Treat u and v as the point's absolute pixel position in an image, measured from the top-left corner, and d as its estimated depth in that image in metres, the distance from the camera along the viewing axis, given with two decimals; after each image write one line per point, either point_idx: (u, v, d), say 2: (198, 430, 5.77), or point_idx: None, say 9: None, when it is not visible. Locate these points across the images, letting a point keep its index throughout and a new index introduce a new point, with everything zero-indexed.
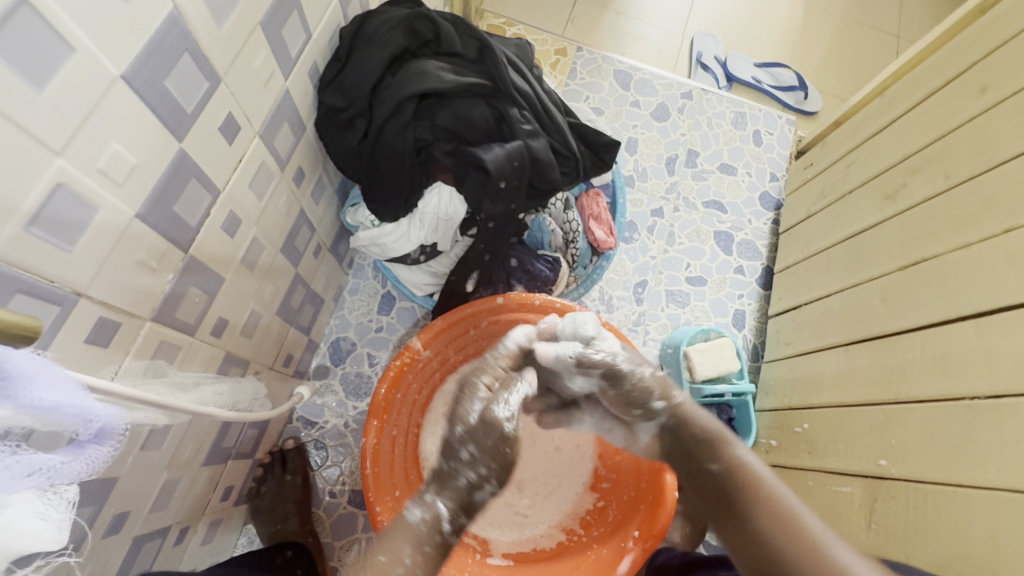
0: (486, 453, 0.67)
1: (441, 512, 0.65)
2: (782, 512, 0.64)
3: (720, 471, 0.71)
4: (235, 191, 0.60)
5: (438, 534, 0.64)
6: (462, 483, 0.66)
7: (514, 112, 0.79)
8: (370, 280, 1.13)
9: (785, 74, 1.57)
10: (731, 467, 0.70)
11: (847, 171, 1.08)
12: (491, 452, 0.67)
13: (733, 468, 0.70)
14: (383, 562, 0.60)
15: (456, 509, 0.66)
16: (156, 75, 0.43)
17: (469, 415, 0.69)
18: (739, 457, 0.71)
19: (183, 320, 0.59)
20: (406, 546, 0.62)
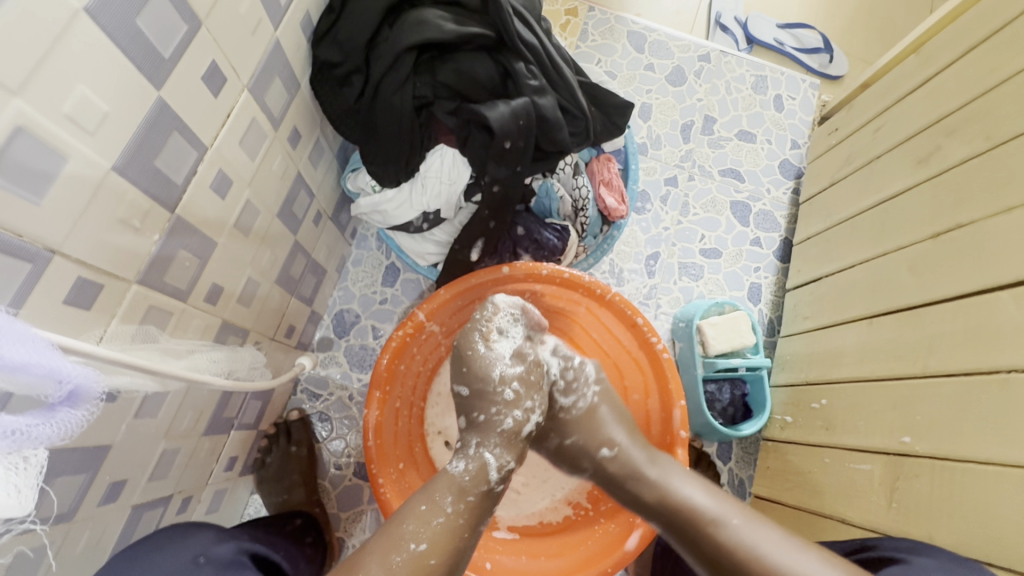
0: (527, 386, 0.72)
1: (488, 461, 0.67)
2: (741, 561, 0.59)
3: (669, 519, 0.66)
4: (224, 149, 0.57)
5: (485, 483, 0.65)
6: (506, 425, 0.69)
7: (520, 67, 0.74)
8: (374, 250, 1.11)
9: (809, 35, 1.49)
10: (670, 505, 0.65)
11: (875, 135, 1.02)
12: (527, 383, 0.73)
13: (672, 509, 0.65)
14: (424, 511, 0.60)
15: (503, 455, 0.68)
16: (125, 12, 0.39)
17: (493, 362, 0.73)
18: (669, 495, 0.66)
19: (174, 285, 0.56)
20: (448, 496, 0.62)
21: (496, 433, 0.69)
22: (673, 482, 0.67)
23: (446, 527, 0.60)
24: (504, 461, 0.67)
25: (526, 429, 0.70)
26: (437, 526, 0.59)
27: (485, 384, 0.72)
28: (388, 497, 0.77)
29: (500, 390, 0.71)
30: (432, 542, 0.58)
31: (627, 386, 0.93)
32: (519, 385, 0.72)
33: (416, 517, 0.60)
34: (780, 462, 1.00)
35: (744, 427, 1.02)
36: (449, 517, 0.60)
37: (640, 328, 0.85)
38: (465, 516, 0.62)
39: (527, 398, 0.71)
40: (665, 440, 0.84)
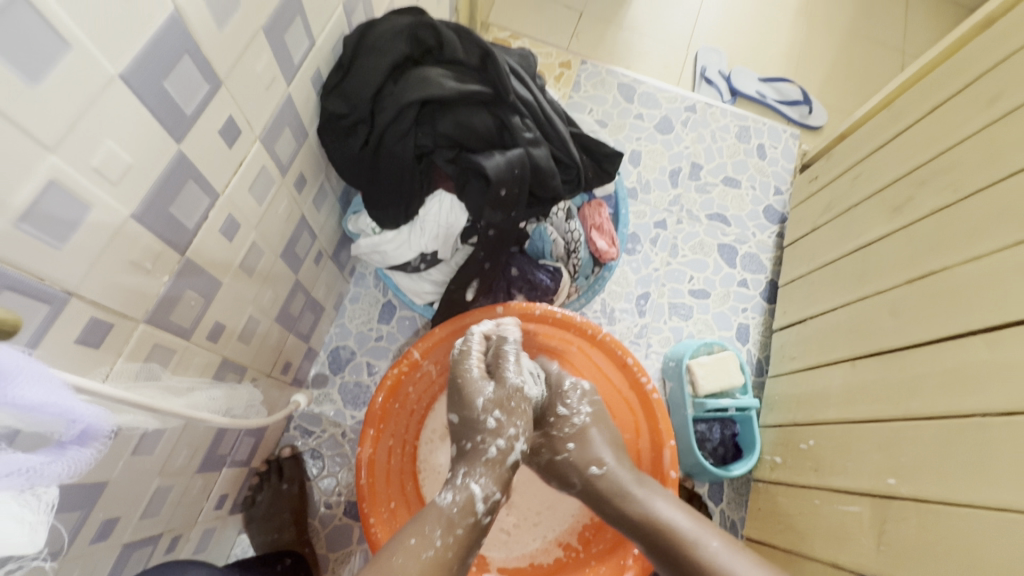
0: (509, 414, 0.72)
1: (475, 491, 0.66)
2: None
3: (654, 544, 0.66)
4: (235, 195, 0.60)
5: (472, 515, 0.64)
6: (491, 452, 0.70)
7: (516, 120, 0.79)
8: (371, 288, 1.13)
9: (789, 88, 1.58)
10: (659, 535, 0.65)
11: (852, 184, 1.07)
12: (510, 411, 0.73)
13: (661, 540, 0.65)
14: (414, 543, 0.59)
15: (490, 485, 0.67)
16: (153, 75, 0.43)
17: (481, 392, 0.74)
18: (646, 515, 0.67)
19: (179, 323, 0.58)
20: (437, 528, 0.61)
21: (483, 461, 0.69)
22: (656, 506, 0.68)
23: (437, 558, 0.59)
24: (493, 491, 0.67)
25: (510, 457, 0.70)
26: (427, 560, 0.58)
27: (471, 412, 0.73)
28: (378, 539, 0.76)
29: (483, 418, 0.72)
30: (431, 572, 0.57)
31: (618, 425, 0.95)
32: (501, 413, 0.72)
33: (404, 549, 0.58)
34: (770, 503, 1.00)
35: (735, 467, 1.02)
36: (440, 544, 0.60)
37: (630, 368, 0.87)
38: (455, 548, 0.61)
39: (510, 425, 0.72)
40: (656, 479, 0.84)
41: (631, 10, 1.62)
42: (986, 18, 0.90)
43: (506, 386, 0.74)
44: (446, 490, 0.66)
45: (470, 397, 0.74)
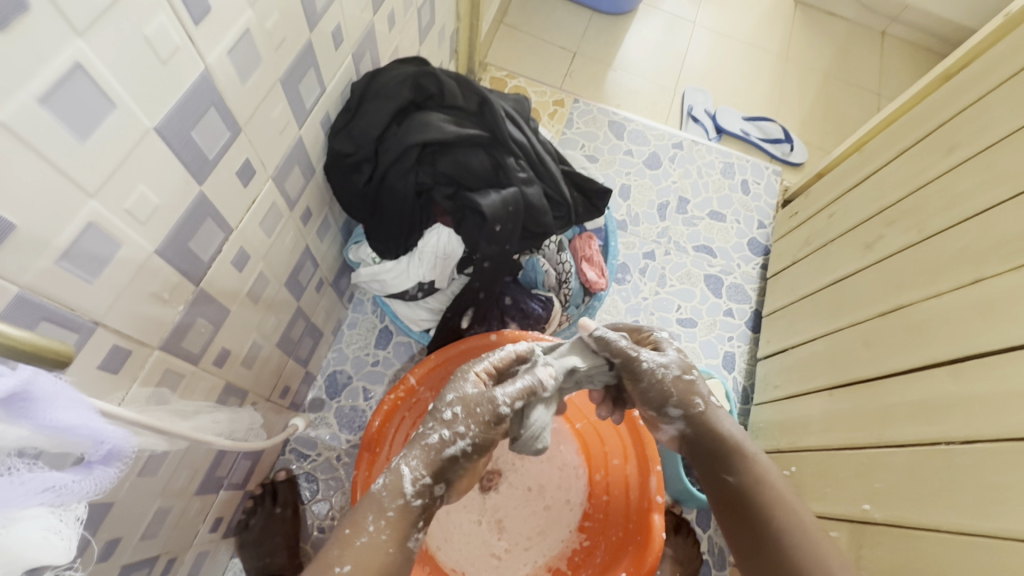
0: (468, 413, 0.65)
1: (405, 474, 0.61)
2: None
3: (745, 485, 0.65)
4: (247, 229, 0.65)
5: (401, 498, 0.60)
6: (432, 439, 0.63)
7: (511, 160, 0.84)
8: (369, 314, 1.17)
9: (771, 127, 1.67)
10: (748, 489, 0.64)
11: (829, 220, 1.13)
12: (470, 409, 0.65)
13: (749, 491, 0.64)
14: (348, 534, 0.57)
15: (422, 469, 0.61)
16: (183, 126, 0.48)
17: (461, 387, 0.68)
18: (754, 458, 0.67)
19: (189, 349, 0.62)
20: (370, 514, 0.58)
21: (421, 445, 0.63)
22: (767, 462, 0.67)
23: (370, 549, 0.57)
24: (424, 476, 0.61)
25: (450, 449, 0.63)
26: (359, 546, 0.56)
27: (435, 403, 0.67)
28: None
29: (443, 407, 0.66)
30: (361, 562, 0.55)
31: (607, 451, 0.99)
32: (462, 409, 0.65)
33: (339, 540, 0.57)
34: None
35: None
36: (376, 537, 0.57)
37: None
38: (390, 535, 0.58)
39: (463, 422, 0.64)
40: (643, 504, 0.87)
41: (621, 52, 1.72)
42: (944, 72, 0.98)
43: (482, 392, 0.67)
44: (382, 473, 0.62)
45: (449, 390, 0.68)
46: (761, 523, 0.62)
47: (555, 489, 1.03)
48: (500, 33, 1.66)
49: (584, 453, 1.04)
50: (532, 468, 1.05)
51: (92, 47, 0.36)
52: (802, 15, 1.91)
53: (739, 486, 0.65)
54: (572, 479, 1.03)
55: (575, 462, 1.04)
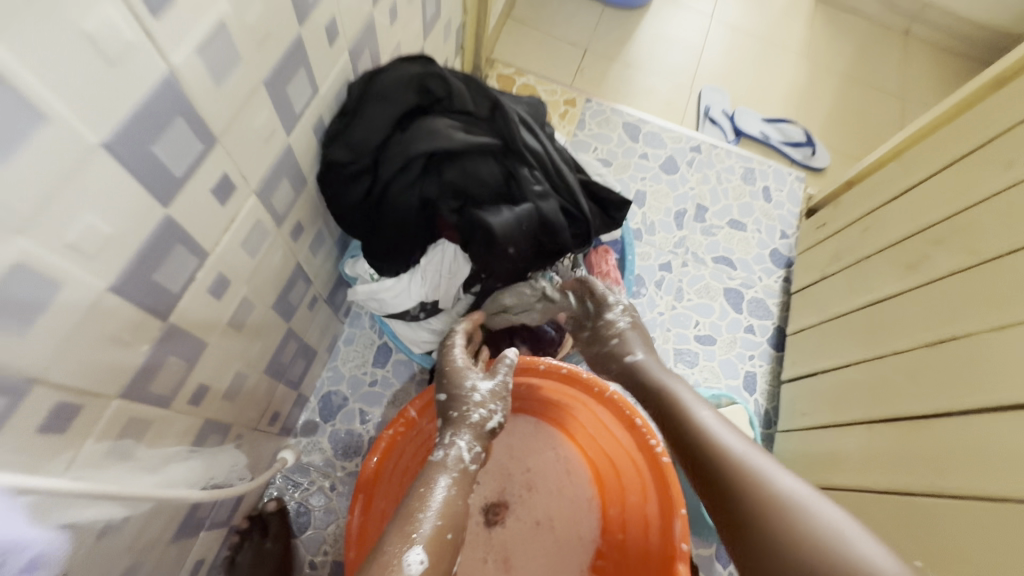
0: (494, 394, 0.72)
1: (460, 448, 0.67)
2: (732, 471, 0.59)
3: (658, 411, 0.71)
4: (226, 251, 0.56)
5: (463, 463, 0.66)
6: (475, 418, 0.69)
7: (525, 172, 0.75)
8: (367, 329, 1.09)
9: (792, 129, 1.58)
10: (667, 403, 0.70)
11: (862, 235, 1.05)
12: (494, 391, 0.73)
13: (672, 409, 0.69)
14: (423, 490, 0.61)
15: (474, 443, 0.68)
16: (141, 140, 0.39)
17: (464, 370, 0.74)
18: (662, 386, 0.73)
19: (158, 392, 0.54)
20: (440, 476, 0.63)
21: (467, 423, 0.69)
22: (675, 386, 0.72)
23: (447, 506, 0.60)
24: (477, 448, 0.68)
25: (490, 424, 0.70)
26: (439, 501, 0.60)
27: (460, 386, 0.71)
28: None
29: (471, 390, 0.71)
30: (442, 516, 0.59)
31: (623, 485, 0.91)
32: (488, 390, 0.72)
33: (416, 497, 0.61)
34: None
35: None
36: (448, 493, 0.62)
37: (638, 430, 0.82)
38: (458, 490, 0.63)
39: (493, 400, 0.71)
40: (666, 551, 0.77)
41: (635, 48, 1.63)
42: (995, 76, 0.92)
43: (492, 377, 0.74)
44: (437, 448, 0.67)
45: (458, 378, 0.73)
46: (680, 432, 0.66)
47: (564, 523, 0.96)
48: (508, 27, 1.57)
49: (597, 484, 0.97)
50: (541, 498, 0.98)
51: (6, 45, 0.28)
52: (824, 11, 1.82)
53: (662, 410, 0.70)
54: (585, 510, 0.97)
55: (587, 494, 0.98)
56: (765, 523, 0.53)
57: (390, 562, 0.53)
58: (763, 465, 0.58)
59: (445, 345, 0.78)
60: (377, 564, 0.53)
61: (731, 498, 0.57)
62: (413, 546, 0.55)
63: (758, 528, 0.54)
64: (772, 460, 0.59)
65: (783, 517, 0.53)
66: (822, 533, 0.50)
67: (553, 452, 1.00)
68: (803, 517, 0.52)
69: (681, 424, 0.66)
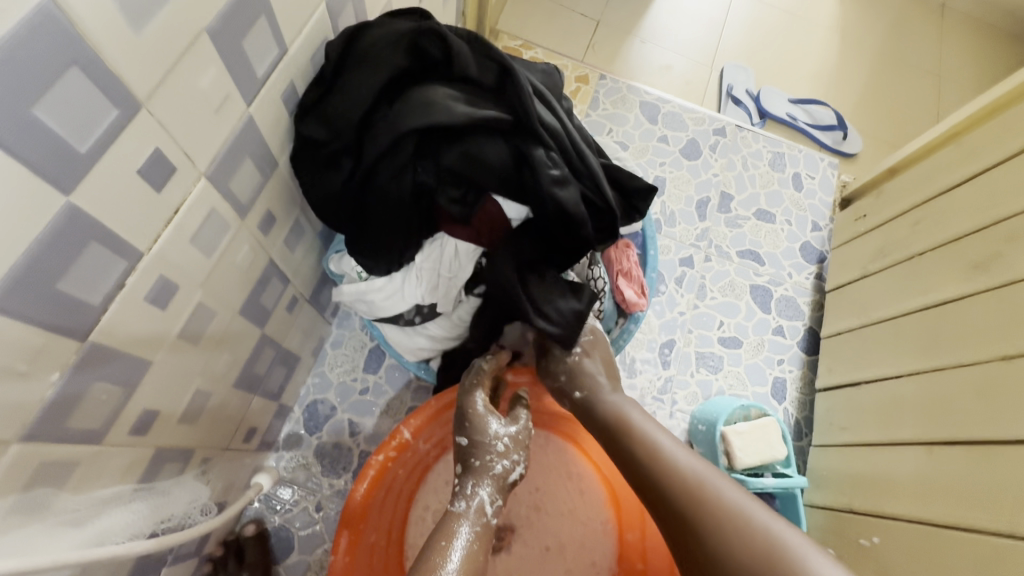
0: (517, 441, 0.64)
1: (483, 499, 0.58)
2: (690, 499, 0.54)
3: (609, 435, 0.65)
4: (169, 249, 0.45)
5: (483, 517, 0.56)
6: (498, 469, 0.61)
7: (540, 153, 0.62)
8: (357, 331, 0.98)
9: (822, 111, 1.45)
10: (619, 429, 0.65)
11: (913, 229, 0.94)
12: (517, 438, 0.65)
13: (624, 434, 0.64)
14: (443, 547, 0.51)
15: (495, 495, 0.59)
16: (16, 96, 0.29)
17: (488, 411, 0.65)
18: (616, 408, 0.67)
19: (81, 428, 0.43)
20: (462, 532, 0.53)
21: (489, 474, 0.60)
22: (629, 409, 0.67)
23: (468, 559, 0.51)
24: (497, 502, 0.59)
25: (512, 476, 0.62)
26: (460, 561, 0.50)
27: (481, 431, 0.63)
28: None
29: (494, 438, 0.62)
30: (464, 569, 0.49)
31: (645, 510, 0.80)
32: (512, 437, 0.64)
33: (434, 554, 0.50)
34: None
35: None
36: (467, 550, 0.52)
37: None
38: (477, 549, 0.53)
39: (517, 449, 0.63)
40: None
41: (652, 21, 1.49)
42: None
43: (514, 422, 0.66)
44: (457, 498, 0.58)
45: (482, 422, 0.63)
46: (631, 457, 0.61)
47: (576, 551, 0.86)
48: None
49: (614, 506, 0.86)
50: (551, 523, 0.88)
51: None
52: None
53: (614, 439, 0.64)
54: (599, 536, 0.86)
55: (603, 517, 0.87)
56: (728, 556, 0.49)
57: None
58: (719, 489, 0.54)
59: (466, 377, 0.69)
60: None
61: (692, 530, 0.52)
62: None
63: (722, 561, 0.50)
64: (724, 478, 0.56)
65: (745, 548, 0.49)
66: (789, 563, 0.47)
67: (564, 470, 0.90)
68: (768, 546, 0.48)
69: (630, 445, 0.62)
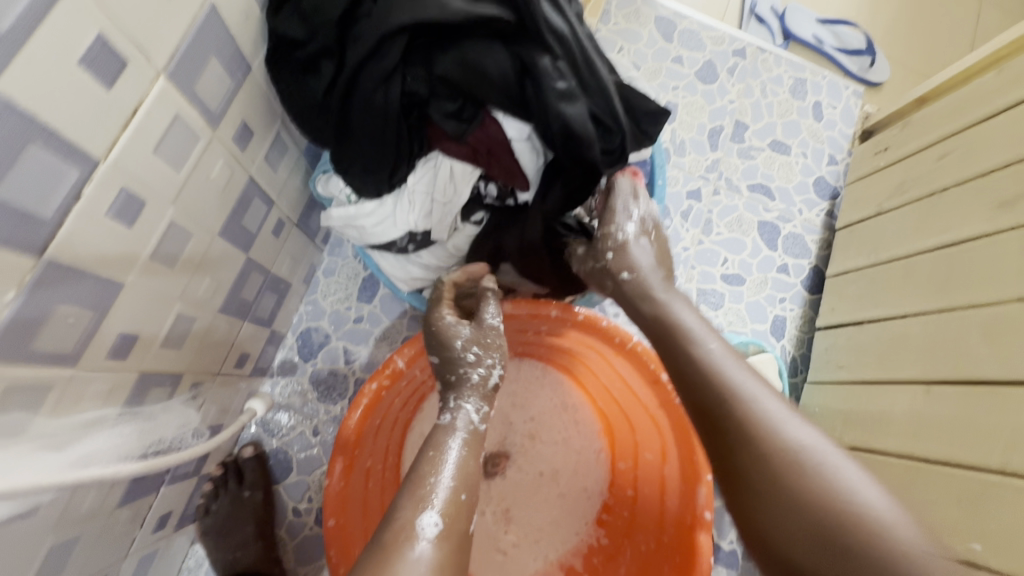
0: (488, 344, 0.61)
1: (469, 409, 0.57)
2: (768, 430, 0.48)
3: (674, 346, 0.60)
4: (129, 159, 0.41)
5: (471, 423, 0.56)
6: (475, 378, 0.59)
7: (545, 62, 0.55)
8: (350, 259, 0.94)
9: (851, 34, 1.34)
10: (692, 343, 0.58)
11: (937, 164, 0.88)
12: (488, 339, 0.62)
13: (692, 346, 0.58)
14: (433, 454, 0.51)
15: (481, 403, 0.58)
16: None
17: (454, 325, 0.61)
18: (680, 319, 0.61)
19: (52, 349, 0.41)
20: (449, 440, 0.53)
21: (468, 385, 0.59)
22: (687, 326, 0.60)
23: (461, 466, 0.51)
24: (485, 408, 0.59)
25: (492, 379, 0.60)
26: (454, 463, 0.51)
27: (448, 344, 0.61)
28: None
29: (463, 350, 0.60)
30: (457, 475, 0.50)
31: (638, 441, 0.80)
32: (480, 345, 0.61)
33: (425, 463, 0.51)
34: None
35: None
36: (460, 455, 0.52)
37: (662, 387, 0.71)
38: (468, 451, 0.53)
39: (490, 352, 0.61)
40: (684, 517, 0.69)
41: None
42: None
43: (481, 324, 0.63)
44: (441, 412, 0.57)
45: (450, 333, 0.61)
46: (688, 373, 0.56)
47: (569, 475, 0.88)
48: None
49: (608, 437, 0.87)
50: (545, 450, 0.90)
51: None
52: None
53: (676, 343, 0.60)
54: (592, 464, 0.88)
55: (597, 446, 0.88)
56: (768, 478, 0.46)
57: (405, 528, 0.44)
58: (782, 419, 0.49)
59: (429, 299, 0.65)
60: (390, 530, 0.44)
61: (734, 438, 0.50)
62: (428, 507, 0.46)
63: (775, 500, 0.45)
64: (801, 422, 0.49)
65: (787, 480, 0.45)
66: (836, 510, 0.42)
67: (560, 401, 0.90)
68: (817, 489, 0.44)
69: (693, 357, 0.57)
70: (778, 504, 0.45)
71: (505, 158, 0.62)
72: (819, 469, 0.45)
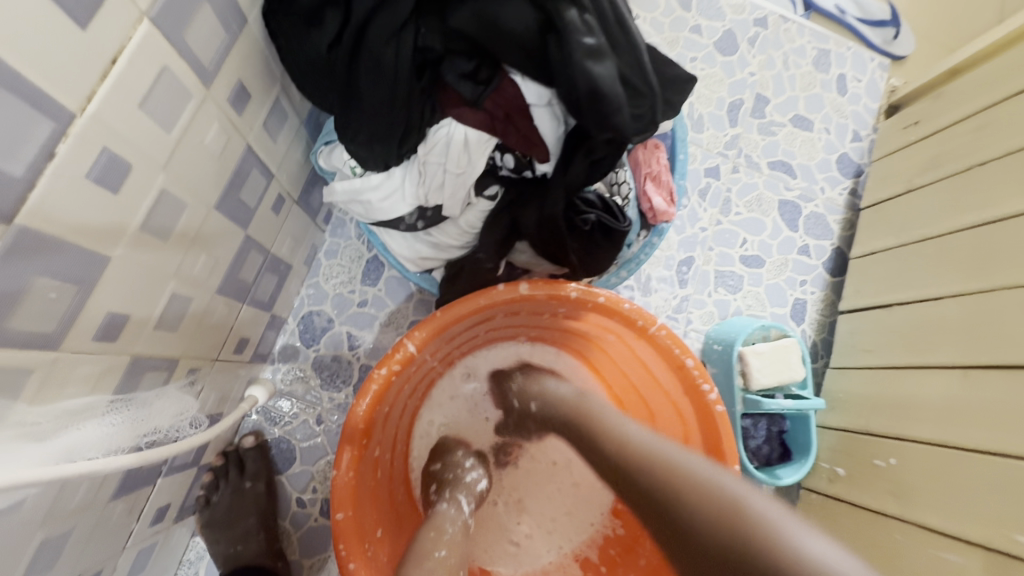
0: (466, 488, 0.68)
1: (454, 509, 0.61)
2: (663, 464, 0.51)
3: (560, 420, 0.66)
4: (109, 114, 0.36)
5: (451, 512, 0.60)
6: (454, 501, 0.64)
7: (572, 15, 0.50)
8: (353, 240, 0.89)
9: (874, 4, 1.26)
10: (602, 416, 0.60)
11: (974, 136, 0.83)
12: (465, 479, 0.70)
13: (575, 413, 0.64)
14: (427, 538, 0.55)
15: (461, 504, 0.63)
16: None
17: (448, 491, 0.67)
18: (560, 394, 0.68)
19: (30, 328, 0.37)
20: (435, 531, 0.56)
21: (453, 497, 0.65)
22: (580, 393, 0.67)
23: (448, 544, 0.54)
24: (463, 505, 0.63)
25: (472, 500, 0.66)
26: (441, 544, 0.53)
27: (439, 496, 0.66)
28: None
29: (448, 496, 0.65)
30: (443, 553, 0.53)
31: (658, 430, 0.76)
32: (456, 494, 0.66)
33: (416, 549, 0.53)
34: (827, 521, 0.86)
35: (784, 474, 0.87)
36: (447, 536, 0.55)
37: (688, 372, 0.67)
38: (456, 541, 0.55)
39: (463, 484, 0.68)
40: None
41: None
42: None
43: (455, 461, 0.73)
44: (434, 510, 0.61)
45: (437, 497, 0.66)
46: (587, 441, 0.60)
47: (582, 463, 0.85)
48: None
49: None
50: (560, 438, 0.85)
51: None
52: None
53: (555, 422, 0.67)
54: None
55: None
56: (681, 532, 0.46)
57: None
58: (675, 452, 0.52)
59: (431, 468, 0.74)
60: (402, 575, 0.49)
61: (650, 507, 0.50)
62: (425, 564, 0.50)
63: (683, 541, 0.46)
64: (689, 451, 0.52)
65: (688, 518, 0.46)
66: (735, 517, 0.43)
67: None
68: (713, 506, 0.45)
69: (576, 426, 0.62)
70: (687, 531, 0.46)
71: (523, 125, 0.58)
72: (694, 489, 0.47)
